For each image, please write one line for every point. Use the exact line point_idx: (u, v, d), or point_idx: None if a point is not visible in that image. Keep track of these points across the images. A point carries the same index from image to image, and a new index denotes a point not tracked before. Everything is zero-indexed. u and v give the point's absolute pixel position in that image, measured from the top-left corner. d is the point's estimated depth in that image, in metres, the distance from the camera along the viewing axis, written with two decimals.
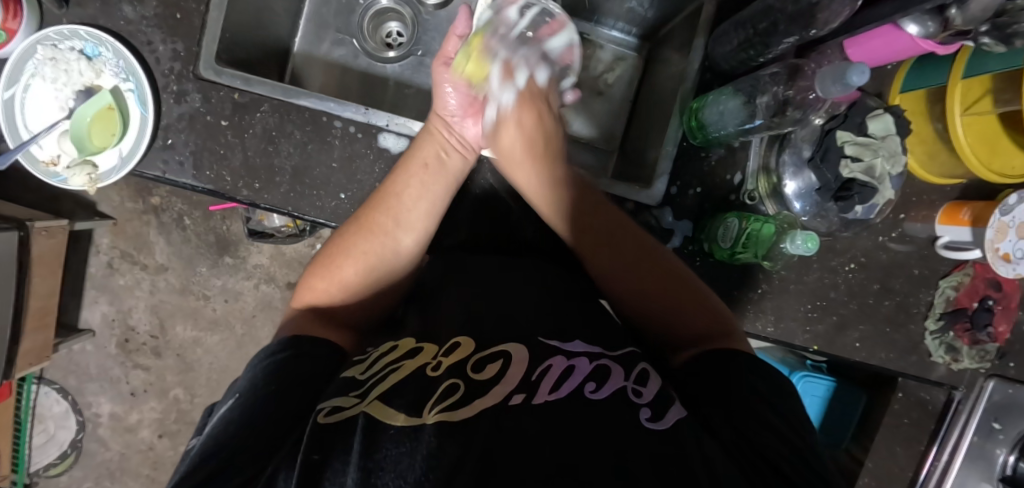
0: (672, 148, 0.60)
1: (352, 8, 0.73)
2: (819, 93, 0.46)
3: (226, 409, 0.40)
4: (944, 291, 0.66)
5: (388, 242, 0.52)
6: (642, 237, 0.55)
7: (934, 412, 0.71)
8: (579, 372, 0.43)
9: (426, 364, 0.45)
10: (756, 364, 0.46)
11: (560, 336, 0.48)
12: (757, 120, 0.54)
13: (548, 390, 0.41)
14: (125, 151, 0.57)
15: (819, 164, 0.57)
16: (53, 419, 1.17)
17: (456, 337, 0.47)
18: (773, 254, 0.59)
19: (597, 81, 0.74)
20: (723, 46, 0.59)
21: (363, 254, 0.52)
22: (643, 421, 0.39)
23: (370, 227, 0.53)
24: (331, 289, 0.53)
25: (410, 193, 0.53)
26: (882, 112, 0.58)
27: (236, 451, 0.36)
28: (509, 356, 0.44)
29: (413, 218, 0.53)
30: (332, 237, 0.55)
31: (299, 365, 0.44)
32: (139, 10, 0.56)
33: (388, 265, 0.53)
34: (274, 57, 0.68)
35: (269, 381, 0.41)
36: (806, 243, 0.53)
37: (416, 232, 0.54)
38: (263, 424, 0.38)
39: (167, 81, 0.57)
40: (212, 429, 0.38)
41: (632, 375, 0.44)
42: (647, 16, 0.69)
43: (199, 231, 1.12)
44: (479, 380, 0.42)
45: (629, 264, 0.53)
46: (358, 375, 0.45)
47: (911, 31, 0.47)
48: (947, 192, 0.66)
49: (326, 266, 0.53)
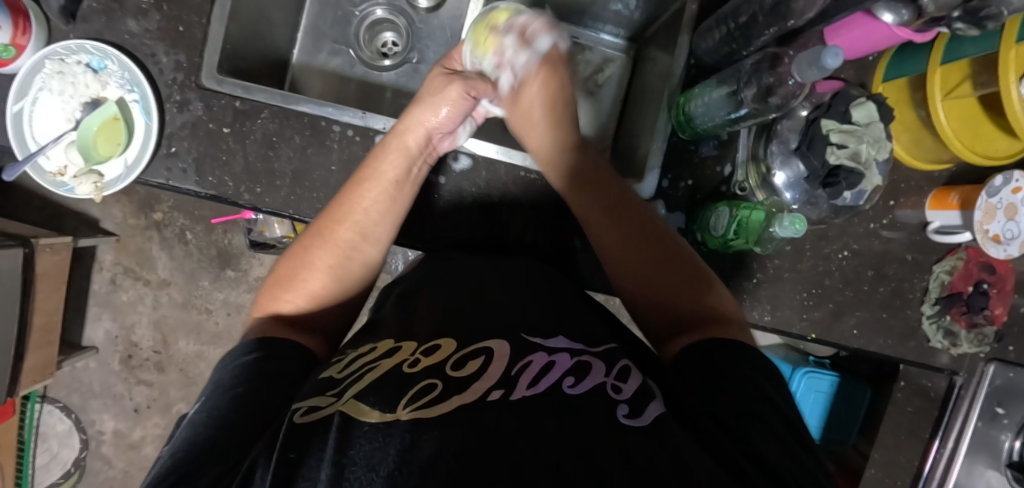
0: (661, 142, 0.62)
1: (348, 20, 0.75)
2: (798, 79, 0.48)
3: (195, 413, 0.41)
4: (938, 276, 0.67)
5: (353, 254, 0.55)
6: (630, 200, 0.59)
7: (938, 399, 0.72)
8: (559, 368, 0.44)
9: (404, 361, 0.46)
10: (754, 358, 0.46)
11: (543, 333, 0.49)
12: (743, 109, 0.56)
13: (525, 385, 0.41)
14: (131, 159, 0.58)
15: (805, 152, 0.59)
16: (56, 437, 1.16)
17: (439, 339, 0.48)
18: (765, 239, 0.59)
19: (587, 81, 0.76)
20: (705, 42, 0.61)
21: (328, 266, 0.53)
22: (620, 417, 0.39)
23: (330, 235, 0.54)
24: (294, 300, 0.52)
25: (372, 207, 0.55)
26: (864, 99, 0.59)
27: (204, 451, 0.36)
28: (491, 352, 0.45)
29: (378, 232, 0.56)
30: (294, 244, 0.56)
31: (270, 364, 0.45)
32: (143, 24, 0.58)
33: (357, 274, 0.55)
34: (272, 67, 0.70)
35: (236, 384, 0.42)
36: (795, 226, 0.53)
37: (381, 244, 0.56)
38: (233, 422, 0.39)
39: (170, 91, 0.59)
40: (181, 435, 0.39)
41: (614, 371, 0.44)
42: (634, 17, 0.71)
43: (201, 245, 1.14)
44: (458, 377, 0.43)
45: (620, 229, 0.56)
46: (335, 374, 0.46)
47: (887, 19, 0.49)
48: (935, 178, 0.67)
49: (286, 279, 0.53)
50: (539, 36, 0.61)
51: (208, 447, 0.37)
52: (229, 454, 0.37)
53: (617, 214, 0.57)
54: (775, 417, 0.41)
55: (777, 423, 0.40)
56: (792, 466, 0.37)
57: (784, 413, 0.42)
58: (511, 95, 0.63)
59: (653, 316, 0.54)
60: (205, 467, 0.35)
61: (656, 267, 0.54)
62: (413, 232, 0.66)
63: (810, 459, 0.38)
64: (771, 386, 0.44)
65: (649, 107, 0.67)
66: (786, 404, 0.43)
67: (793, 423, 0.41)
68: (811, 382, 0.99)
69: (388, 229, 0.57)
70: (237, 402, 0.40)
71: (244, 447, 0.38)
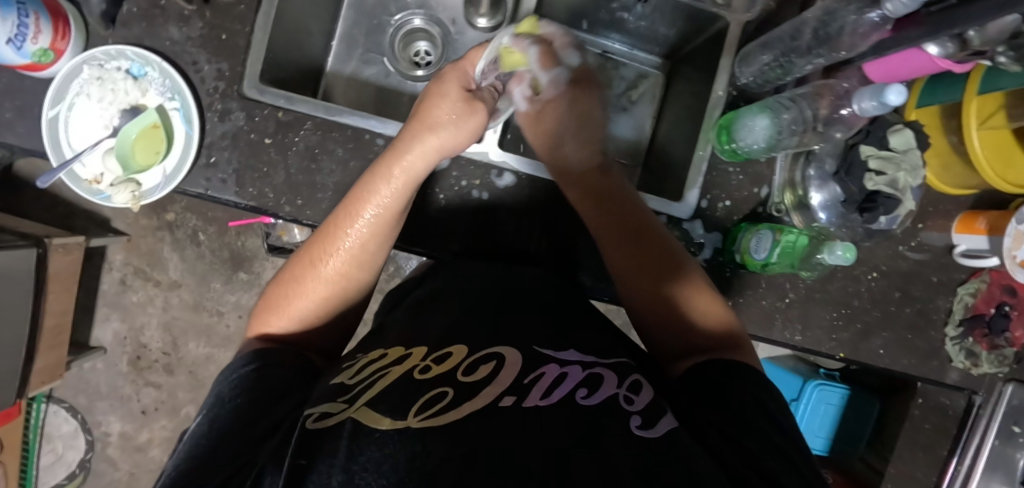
0: (705, 164, 0.63)
1: (383, 29, 0.75)
2: (861, 107, 0.48)
3: (196, 425, 0.42)
4: (962, 297, 0.69)
5: (348, 283, 0.53)
6: (642, 223, 0.58)
7: (955, 416, 0.74)
8: (571, 380, 0.43)
9: (414, 367, 0.45)
10: (762, 382, 0.47)
11: (554, 345, 0.48)
12: (786, 136, 0.59)
13: (538, 395, 0.41)
14: (170, 169, 0.57)
15: (844, 177, 0.59)
16: (61, 438, 1.15)
17: (450, 346, 0.47)
18: (807, 264, 0.62)
19: (621, 98, 0.76)
20: (748, 69, 0.63)
21: (322, 296, 0.52)
22: (632, 428, 0.38)
23: (316, 266, 0.53)
24: (285, 323, 0.52)
25: (361, 238, 0.52)
26: (902, 126, 0.60)
27: (202, 462, 0.38)
28: (502, 358, 0.45)
29: (372, 260, 0.54)
30: (287, 263, 0.55)
31: (268, 378, 0.45)
32: (185, 31, 0.58)
33: (354, 299, 0.55)
34: (308, 75, 0.69)
35: (235, 395, 0.43)
36: (846, 254, 0.57)
37: (372, 266, 0.55)
38: (230, 428, 0.40)
39: (211, 99, 0.58)
40: (184, 447, 0.40)
41: (626, 383, 0.44)
42: (671, 36, 0.71)
43: (213, 247, 1.13)
44: (468, 382, 0.42)
45: (633, 255, 0.57)
46: (346, 380, 0.45)
47: (931, 51, 0.48)
48: (961, 202, 0.69)
49: (276, 301, 0.53)
50: (563, 50, 0.61)
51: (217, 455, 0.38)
52: (233, 458, 0.38)
53: (630, 234, 0.57)
54: (777, 432, 0.42)
55: (780, 439, 0.41)
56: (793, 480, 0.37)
57: (783, 426, 0.43)
58: (535, 109, 0.61)
59: (657, 336, 0.56)
60: (215, 472, 0.37)
61: (664, 292, 0.55)
62: (415, 236, 0.64)
63: (808, 471, 0.39)
64: (770, 399, 0.45)
65: (688, 128, 0.68)
66: (784, 416, 0.44)
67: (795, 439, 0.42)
68: (822, 394, 1.02)
69: (382, 255, 0.55)
70: (238, 412, 0.42)
71: (252, 451, 0.39)
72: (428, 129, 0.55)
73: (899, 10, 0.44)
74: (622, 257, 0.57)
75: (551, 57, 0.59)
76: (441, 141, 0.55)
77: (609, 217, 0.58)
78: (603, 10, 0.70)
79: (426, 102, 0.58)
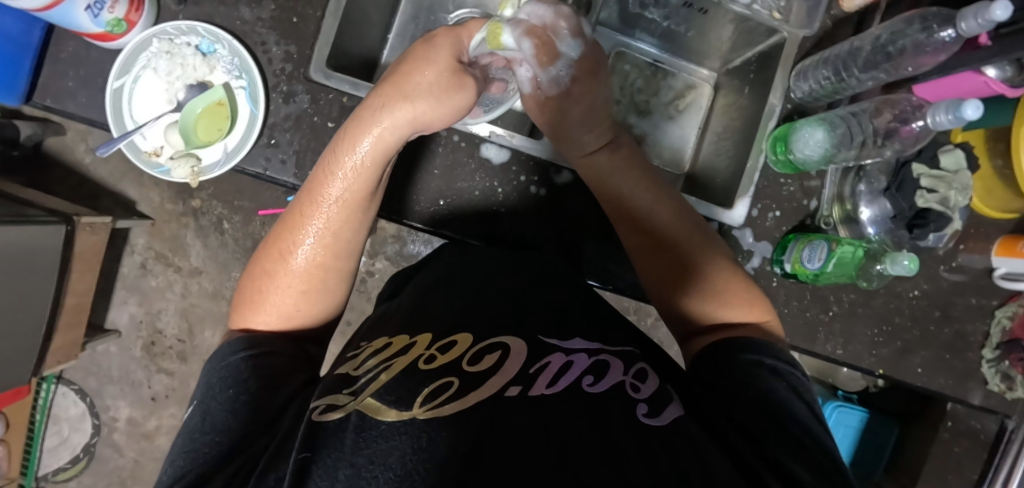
0: (756, 175, 0.64)
1: (440, 24, 0.76)
2: (939, 119, 0.52)
3: (190, 417, 0.41)
4: (999, 320, 0.69)
5: (324, 274, 0.50)
6: (647, 216, 0.57)
7: (986, 441, 0.72)
8: (577, 367, 0.42)
9: (419, 357, 0.43)
10: (780, 365, 0.46)
11: (560, 334, 0.46)
12: (841, 149, 0.61)
13: (545, 384, 0.39)
14: (231, 146, 0.58)
15: (895, 193, 0.63)
16: (68, 421, 1.12)
17: (453, 335, 0.45)
18: (865, 273, 0.64)
19: (668, 107, 0.77)
20: (804, 83, 0.65)
21: (297, 289, 0.49)
22: (640, 416, 0.37)
23: (286, 258, 0.49)
24: (265, 317, 0.48)
25: (330, 223, 0.49)
26: (952, 147, 0.64)
27: (203, 456, 0.36)
28: (507, 348, 0.43)
29: (349, 246, 0.50)
30: (258, 256, 0.52)
31: (264, 365, 0.43)
32: (256, 12, 0.58)
33: (335, 289, 0.51)
34: (365, 65, 0.70)
35: (228, 386, 0.41)
36: (909, 264, 0.57)
37: (348, 253, 0.51)
38: (229, 421, 0.39)
39: (277, 81, 0.58)
40: (178, 442, 0.39)
41: (631, 370, 0.43)
42: (724, 49, 0.72)
43: (237, 236, 1.09)
44: (474, 372, 0.40)
45: (648, 253, 0.56)
46: (352, 371, 0.43)
47: (990, 73, 0.51)
48: (1002, 226, 0.69)
49: (252, 295, 0.49)
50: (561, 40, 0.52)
51: (222, 450, 0.36)
52: (232, 453, 0.36)
53: (641, 228, 0.57)
54: (792, 420, 0.40)
55: (789, 424, 0.40)
56: (809, 474, 0.36)
57: (794, 412, 0.41)
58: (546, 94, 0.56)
59: (680, 326, 0.55)
60: (220, 467, 0.35)
61: (678, 280, 0.54)
62: (438, 219, 0.64)
63: (819, 455, 0.38)
64: (787, 391, 0.43)
65: (737, 138, 0.68)
66: (804, 403, 0.43)
67: (815, 431, 0.40)
68: (840, 417, 0.98)
69: (360, 239, 0.51)
70: (232, 406, 0.39)
71: (251, 440, 0.37)
72: (399, 101, 0.47)
73: (973, 29, 0.47)
74: (641, 257, 0.56)
75: (549, 52, 0.51)
76: (414, 113, 0.47)
77: (619, 193, 0.58)
78: (657, 19, 0.71)
79: (402, 67, 0.48)
